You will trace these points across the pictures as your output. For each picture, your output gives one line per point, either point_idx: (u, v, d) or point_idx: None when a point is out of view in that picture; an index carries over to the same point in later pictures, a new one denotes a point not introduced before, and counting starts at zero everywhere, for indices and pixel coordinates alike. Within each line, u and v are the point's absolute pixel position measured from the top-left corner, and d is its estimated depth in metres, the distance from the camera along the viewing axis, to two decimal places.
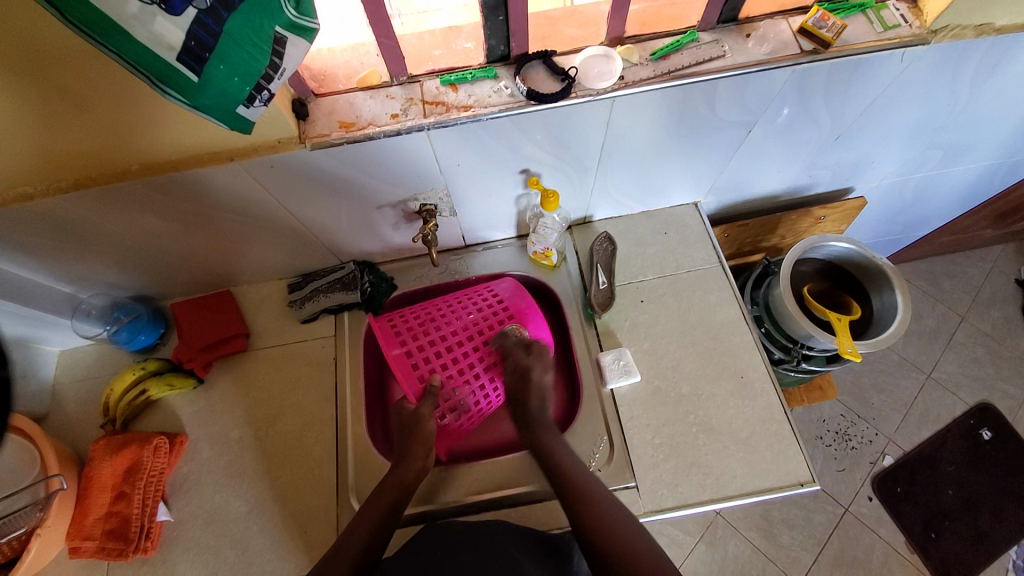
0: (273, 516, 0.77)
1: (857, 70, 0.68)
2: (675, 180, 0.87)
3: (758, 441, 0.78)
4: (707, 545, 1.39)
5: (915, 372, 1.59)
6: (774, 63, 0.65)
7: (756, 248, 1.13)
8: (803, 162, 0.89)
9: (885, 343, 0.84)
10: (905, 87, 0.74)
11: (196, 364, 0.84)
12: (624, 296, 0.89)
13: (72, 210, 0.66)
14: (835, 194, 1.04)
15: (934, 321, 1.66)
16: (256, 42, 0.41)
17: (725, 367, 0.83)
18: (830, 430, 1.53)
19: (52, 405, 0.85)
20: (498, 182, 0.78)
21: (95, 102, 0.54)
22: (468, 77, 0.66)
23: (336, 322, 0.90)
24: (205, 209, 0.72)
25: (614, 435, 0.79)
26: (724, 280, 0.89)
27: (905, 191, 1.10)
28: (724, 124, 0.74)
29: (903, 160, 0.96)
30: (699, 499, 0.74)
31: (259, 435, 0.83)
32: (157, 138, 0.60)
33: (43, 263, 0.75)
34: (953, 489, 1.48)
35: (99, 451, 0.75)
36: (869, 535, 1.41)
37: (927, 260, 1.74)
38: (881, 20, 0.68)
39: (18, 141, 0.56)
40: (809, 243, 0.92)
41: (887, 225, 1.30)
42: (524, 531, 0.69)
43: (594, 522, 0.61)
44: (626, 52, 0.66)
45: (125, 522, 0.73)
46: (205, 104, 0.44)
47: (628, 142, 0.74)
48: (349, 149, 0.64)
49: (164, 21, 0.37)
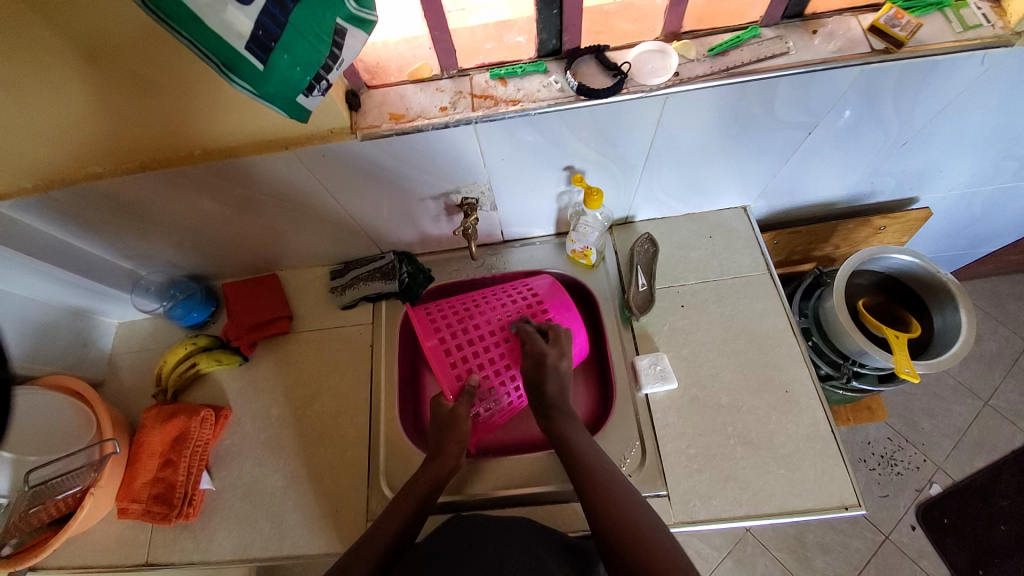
0: (307, 494, 0.79)
1: (932, 72, 0.64)
2: (723, 183, 0.84)
3: (801, 459, 0.74)
4: (734, 562, 1.34)
5: (971, 399, 1.49)
6: (841, 62, 0.61)
7: (807, 257, 1.07)
8: (865, 168, 0.84)
9: (947, 363, 0.78)
10: (985, 90, 0.68)
11: (243, 343, 0.88)
12: (663, 300, 0.87)
13: (136, 190, 0.70)
14: (897, 204, 0.97)
15: (996, 344, 1.55)
16: (319, 33, 0.43)
17: (770, 379, 0.80)
18: (874, 453, 1.45)
19: (109, 373, 0.91)
20: (541, 178, 0.77)
21: (163, 88, 0.57)
22: (518, 70, 0.65)
23: (374, 311, 0.92)
24: (256, 193, 0.75)
25: (646, 440, 0.77)
26: (771, 289, 0.86)
27: (974, 203, 1.03)
28: (783, 125, 0.71)
29: (976, 171, 0.89)
30: (734, 513, 0.71)
31: (297, 415, 0.86)
32: (217, 125, 0.63)
33: (109, 239, 0.80)
34: (1007, 525, 1.38)
35: (150, 419, 0.81)
36: (911, 567, 1.33)
37: (992, 279, 1.62)
38: (961, 19, 0.63)
39: (93, 123, 0.60)
40: (867, 254, 0.87)
41: (951, 239, 1.21)
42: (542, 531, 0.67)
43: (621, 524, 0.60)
44: (683, 48, 0.64)
45: (169, 489, 0.77)
46: (269, 92, 0.45)
47: (679, 141, 0.72)
48: (398, 140, 0.65)
49: (235, 10, 0.38)
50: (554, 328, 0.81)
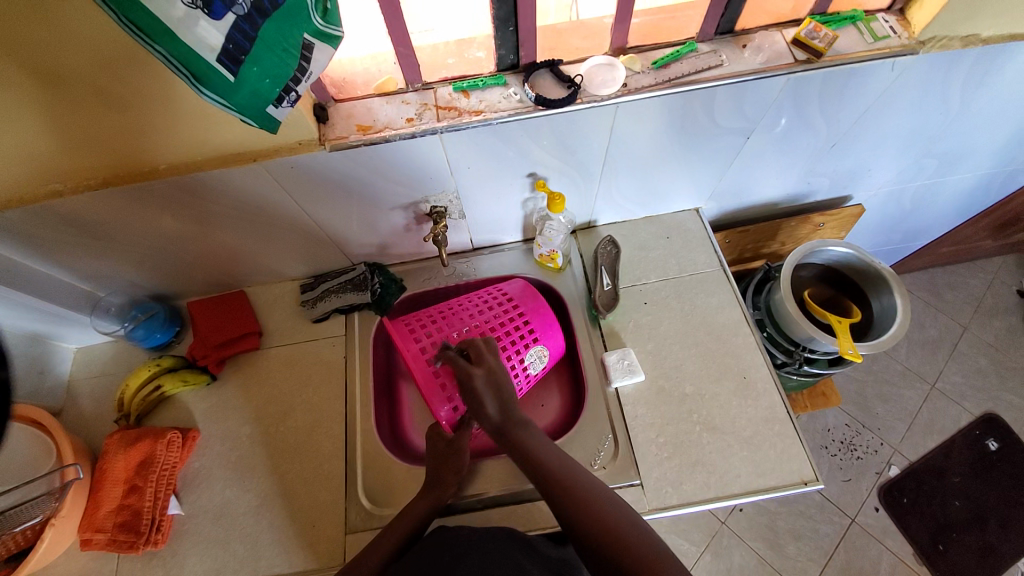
0: (282, 512, 0.78)
1: (851, 78, 0.71)
2: (676, 187, 0.90)
3: (761, 440, 0.79)
4: (712, 555, 1.41)
5: (919, 383, 1.61)
6: (769, 72, 0.68)
7: (757, 255, 1.15)
8: (802, 169, 0.92)
9: (886, 344, 0.85)
10: (898, 93, 0.76)
11: (210, 361, 0.87)
12: (628, 298, 0.91)
13: (98, 206, 0.69)
14: (833, 202, 1.07)
15: (937, 331, 1.69)
16: (287, 47, 0.45)
17: (728, 367, 0.85)
18: (834, 440, 1.55)
19: (68, 401, 0.87)
20: (506, 186, 0.81)
21: (131, 103, 0.57)
22: (479, 84, 0.69)
23: (346, 322, 0.92)
24: (222, 207, 0.75)
25: (618, 432, 0.80)
26: (725, 284, 0.91)
27: (903, 199, 1.13)
28: (724, 130, 0.77)
29: (900, 169, 0.99)
30: (703, 497, 0.75)
31: (269, 432, 0.84)
32: (183, 140, 0.64)
33: (68, 261, 0.78)
34: (960, 500, 1.49)
35: (114, 445, 0.77)
36: (876, 546, 1.42)
37: (929, 271, 1.77)
38: (871, 31, 0.70)
39: (53, 139, 0.60)
40: (808, 248, 0.94)
41: (886, 233, 1.33)
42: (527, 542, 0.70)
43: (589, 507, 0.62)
44: (629, 61, 0.69)
45: (136, 515, 0.74)
46: (238, 102, 0.47)
47: (632, 147, 0.77)
48: (366, 151, 0.67)
49: (207, 24, 0.40)
50: (540, 345, 0.84)
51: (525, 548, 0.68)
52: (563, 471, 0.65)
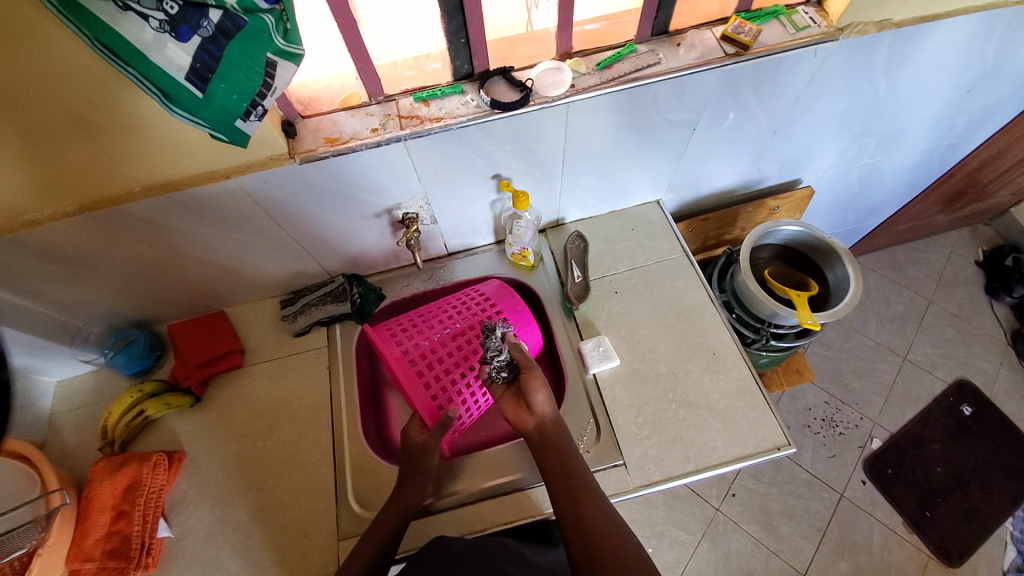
0: (275, 525, 0.78)
1: (779, 67, 0.78)
2: (636, 180, 0.96)
3: (735, 411, 0.83)
4: (710, 542, 1.43)
5: (891, 356, 1.68)
6: (703, 66, 0.74)
7: (719, 241, 1.22)
8: (750, 156, 0.98)
9: (843, 311, 0.90)
10: (826, 79, 0.83)
11: (193, 382, 0.88)
12: (599, 289, 0.95)
13: (75, 233, 0.71)
14: (784, 187, 1.13)
15: (903, 305, 1.77)
16: (252, 66, 0.48)
17: (698, 346, 0.89)
18: (816, 418, 1.60)
19: (50, 434, 0.87)
20: (473, 188, 0.85)
21: (105, 128, 0.60)
22: (438, 93, 0.73)
23: (328, 334, 0.94)
24: (198, 226, 0.77)
25: (599, 416, 0.83)
26: (689, 268, 0.96)
27: (850, 179, 1.21)
28: (671, 123, 0.83)
29: (841, 150, 1.06)
30: (684, 470, 0.78)
31: (257, 447, 0.85)
32: (158, 162, 0.67)
33: (45, 292, 0.79)
34: (942, 466, 1.54)
35: (99, 472, 0.76)
36: (866, 519, 1.46)
37: (890, 250, 1.87)
38: (793, 23, 0.77)
39: (29, 169, 0.62)
40: (763, 229, 0.99)
41: (842, 214, 1.40)
42: (524, 558, 0.72)
43: (585, 517, 0.67)
44: (575, 64, 0.75)
45: (126, 541, 0.73)
46: (206, 117, 0.51)
47: (587, 143, 0.82)
48: (335, 161, 0.71)
49: (174, 46, 0.44)
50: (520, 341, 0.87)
51: (522, 566, 0.70)
52: (560, 475, 0.72)
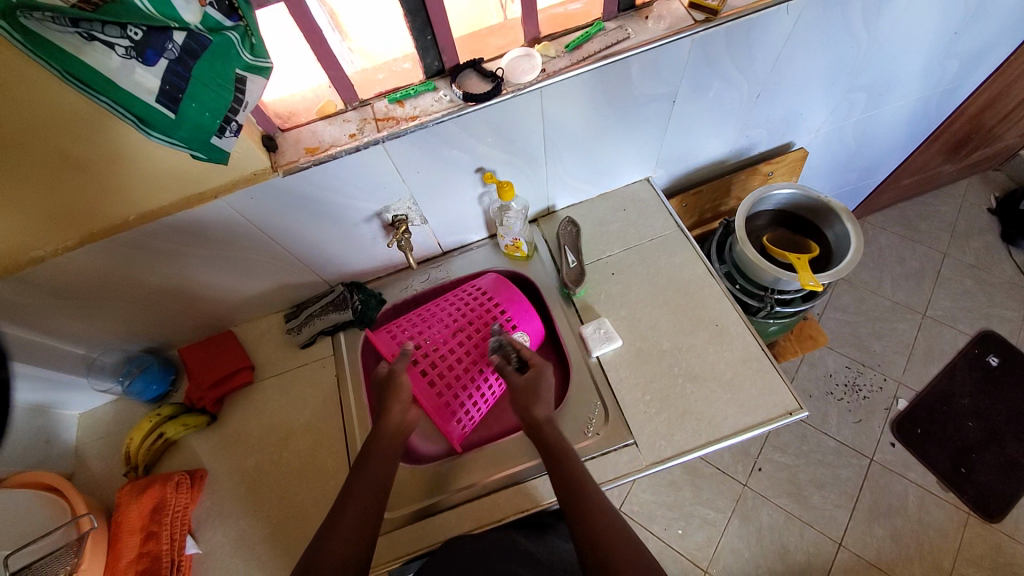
0: (296, 533, 0.80)
1: (752, 28, 0.76)
2: (621, 159, 0.95)
3: (743, 380, 0.82)
4: (740, 519, 1.41)
5: (910, 314, 1.64)
6: (674, 36, 0.73)
7: (716, 213, 1.21)
8: (736, 123, 0.97)
9: (845, 270, 0.89)
10: (803, 35, 0.82)
11: (207, 402, 0.90)
12: (595, 272, 0.95)
13: (78, 266, 0.73)
14: (776, 152, 1.12)
15: (918, 261, 1.72)
16: (221, 82, 0.50)
17: (701, 318, 0.88)
18: (838, 384, 1.56)
19: (76, 464, 0.89)
20: (458, 184, 0.86)
21: (93, 160, 0.62)
22: (411, 92, 0.73)
23: (333, 342, 0.96)
24: (195, 249, 0.79)
25: (606, 398, 0.83)
26: (685, 242, 0.95)
27: (845, 136, 1.18)
28: (649, 98, 0.82)
29: (831, 107, 1.04)
30: (696, 443, 0.77)
31: (274, 459, 0.87)
32: (149, 188, 0.69)
33: (58, 326, 0.82)
34: (973, 421, 1.50)
35: (125, 496, 0.78)
36: (900, 482, 1.42)
37: (899, 206, 1.82)
38: None
39: (28, 207, 0.64)
40: (757, 195, 0.98)
41: (842, 173, 1.38)
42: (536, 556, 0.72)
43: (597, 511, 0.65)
44: (544, 49, 0.75)
45: (156, 560, 0.75)
46: (183, 138, 0.52)
47: (566, 126, 0.82)
48: (317, 170, 0.72)
49: (142, 71, 0.46)
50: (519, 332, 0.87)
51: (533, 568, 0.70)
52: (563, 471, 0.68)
